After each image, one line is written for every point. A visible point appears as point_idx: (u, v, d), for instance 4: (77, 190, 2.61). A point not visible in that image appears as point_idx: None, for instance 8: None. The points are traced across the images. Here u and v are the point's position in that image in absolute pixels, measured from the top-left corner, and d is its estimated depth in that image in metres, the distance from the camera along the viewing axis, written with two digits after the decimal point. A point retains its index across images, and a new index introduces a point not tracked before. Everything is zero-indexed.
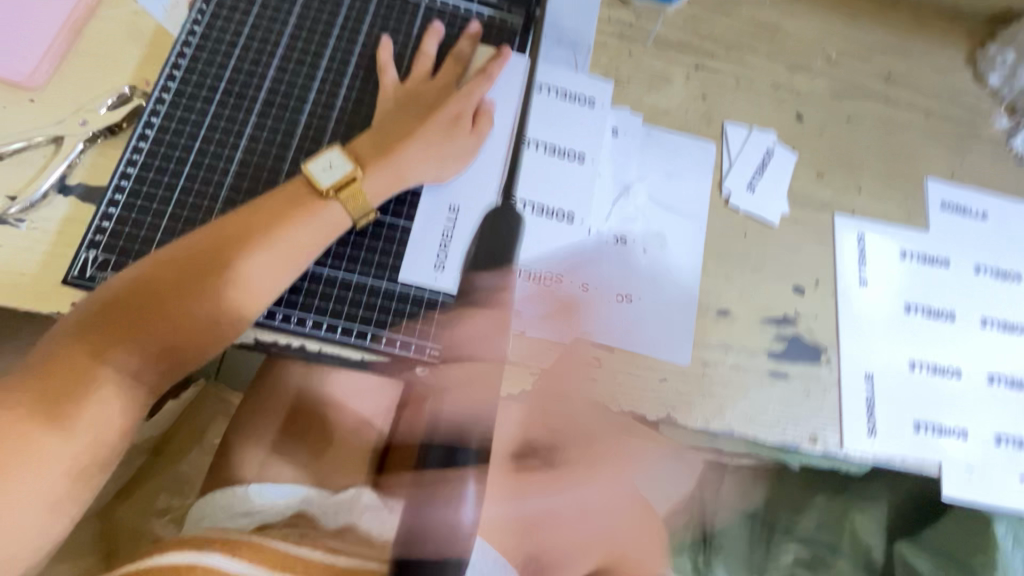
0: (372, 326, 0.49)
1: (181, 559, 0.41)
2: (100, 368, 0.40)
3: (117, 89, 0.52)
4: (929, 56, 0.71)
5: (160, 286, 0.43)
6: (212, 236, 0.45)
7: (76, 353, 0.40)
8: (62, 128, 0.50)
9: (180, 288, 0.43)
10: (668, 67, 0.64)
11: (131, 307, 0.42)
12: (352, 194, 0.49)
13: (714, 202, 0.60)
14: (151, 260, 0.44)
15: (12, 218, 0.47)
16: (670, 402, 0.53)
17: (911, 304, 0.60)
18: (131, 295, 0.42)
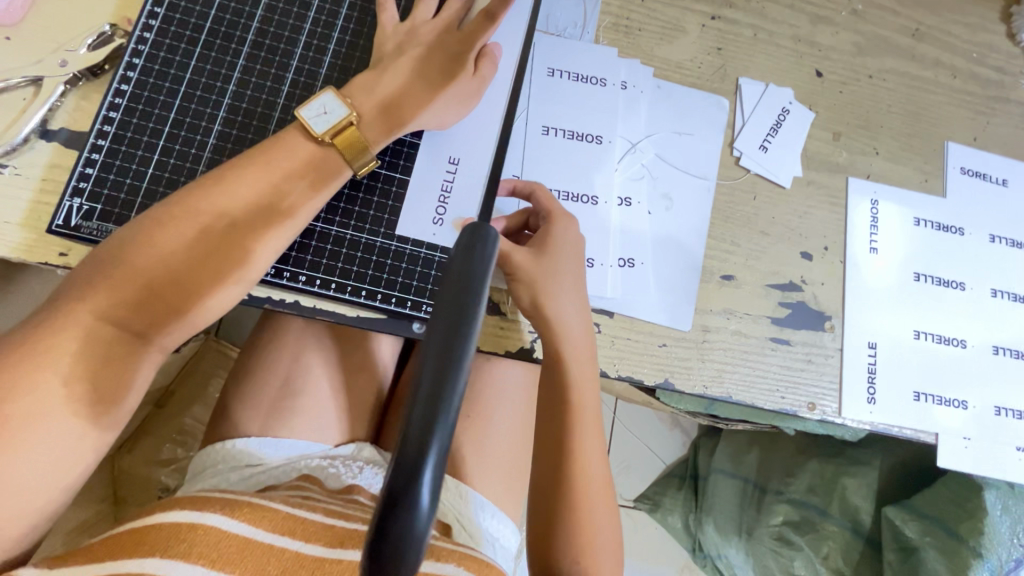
0: (367, 283, 0.48)
1: (183, 518, 0.42)
2: (99, 328, 0.39)
3: (98, 28, 0.49)
4: (961, 10, 0.67)
5: (157, 243, 0.41)
6: (209, 191, 0.43)
7: (72, 311, 0.38)
8: (40, 69, 0.47)
9: (180, 245, 0.41)
10: (683, 17, 0.60)
11: (127, 264, 0.40)
12: (348, 139, 0.46)
13: (723, 162, 0.57)
14: (147, 216, 0.42)
15: None
16: (669, 366, 0.52)
17: (921, 273, 0.59)
18: (126, 252, 0.40)
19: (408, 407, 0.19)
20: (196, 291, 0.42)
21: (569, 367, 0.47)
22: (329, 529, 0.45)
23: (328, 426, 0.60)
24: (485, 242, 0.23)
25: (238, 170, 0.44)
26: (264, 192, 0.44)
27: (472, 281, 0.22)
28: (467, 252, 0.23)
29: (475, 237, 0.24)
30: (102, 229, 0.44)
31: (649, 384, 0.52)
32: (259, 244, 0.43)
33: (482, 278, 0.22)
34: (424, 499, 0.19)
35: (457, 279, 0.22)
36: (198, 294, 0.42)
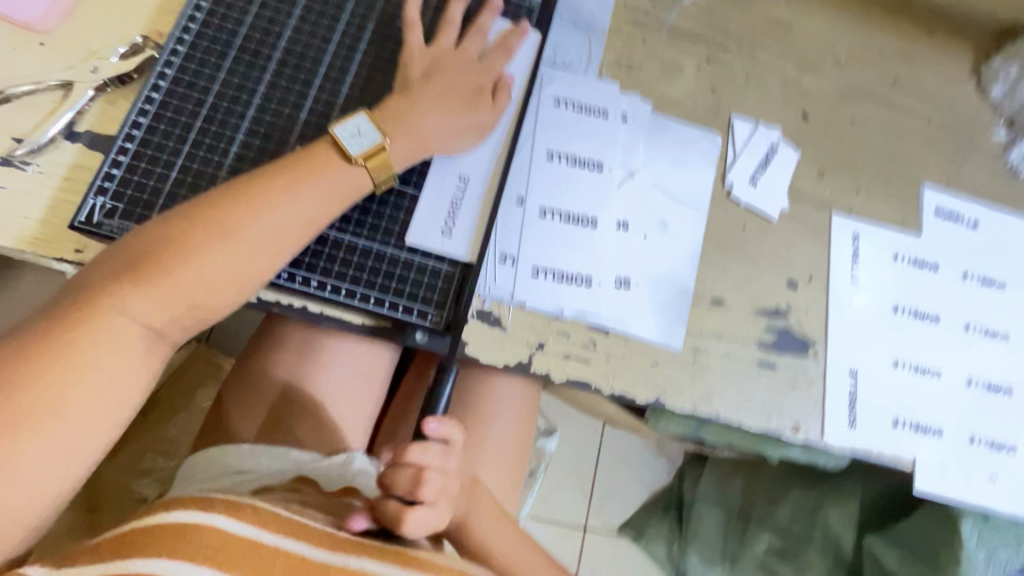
0: (375, 291, 0.49)
1: (188, 518, 0.42)
2: (119, 323, 0.40)
3: (130, 39, 0.51)
4: (935, 64, 0.72)
5: (181, 242, 0.43)
6: (237, 196, 0.45)
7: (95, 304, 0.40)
8: (71, 74, 0.49)
9: (203, 246, 0.43)
10: (680, 57, 0.64)
11: (151, 261, 0.42)
12: (380, 164, 0.49)
13: (716, 192, 0.61)
14: (175, 215, 0.44)
15: (18, 161, 0.47)
16: (661, 385, 0.54)
17: (900, 305, 0.62)
18: (152, 247, 0.42)
19: None
20: (210, 290, 0.43)
21: None
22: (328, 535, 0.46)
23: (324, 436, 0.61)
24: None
25: (266, 180, 0.46)
26: (288, 200, 0.45)
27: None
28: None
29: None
30: (123, 227, 0.45)
31: (641, 402, 0.54)
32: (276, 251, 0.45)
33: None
34: None
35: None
36: (213, 291, 0.44)
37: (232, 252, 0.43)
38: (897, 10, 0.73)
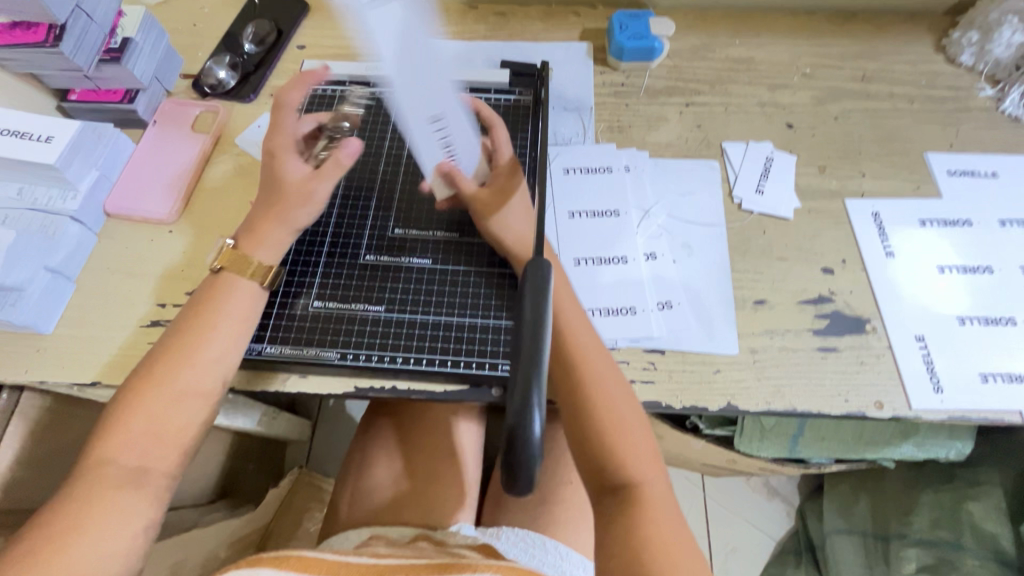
0: (451, 358, 0.54)
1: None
2: (171, 414, 0.49)
3: (232, 215, 0.67)
4: (898, 51, 0.79)
5: (173, 355, 0.50)
6: (188, 319, 0.52)
7: (167, 398, 0.49)
8: (196, 250, 0.65)
9: (168, 362, 0.50)
10: (662, 109, 0.74)
11: (181, 369, 0.50)
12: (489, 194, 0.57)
13: (728, 208, 0.67)
14: (178, 339, 0.51)
15: (164, 321, 0.61)
16: (730, 390, 0.57)
17: (946, 266, 0.63)
18: (188, 356, 0.50)
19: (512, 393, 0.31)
20: (196, 389, 0.50)
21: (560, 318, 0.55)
22: (375, 566, 0.51)
23: (438, 499, 0.69)
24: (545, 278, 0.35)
25: (198, 311, 0.52)
26: (168, 336, 0.52)
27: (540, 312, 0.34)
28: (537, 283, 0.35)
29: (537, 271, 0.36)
30: (246, 348, 0.54)
31: (714, 410, 0.56)
32: (205, 376, 0.51)
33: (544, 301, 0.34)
34: (534, 423, 0.31)
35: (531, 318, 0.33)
36: (196, 390, 0.50)
37: (189, 367, 0.50)
38: (845, 19, 0.82)
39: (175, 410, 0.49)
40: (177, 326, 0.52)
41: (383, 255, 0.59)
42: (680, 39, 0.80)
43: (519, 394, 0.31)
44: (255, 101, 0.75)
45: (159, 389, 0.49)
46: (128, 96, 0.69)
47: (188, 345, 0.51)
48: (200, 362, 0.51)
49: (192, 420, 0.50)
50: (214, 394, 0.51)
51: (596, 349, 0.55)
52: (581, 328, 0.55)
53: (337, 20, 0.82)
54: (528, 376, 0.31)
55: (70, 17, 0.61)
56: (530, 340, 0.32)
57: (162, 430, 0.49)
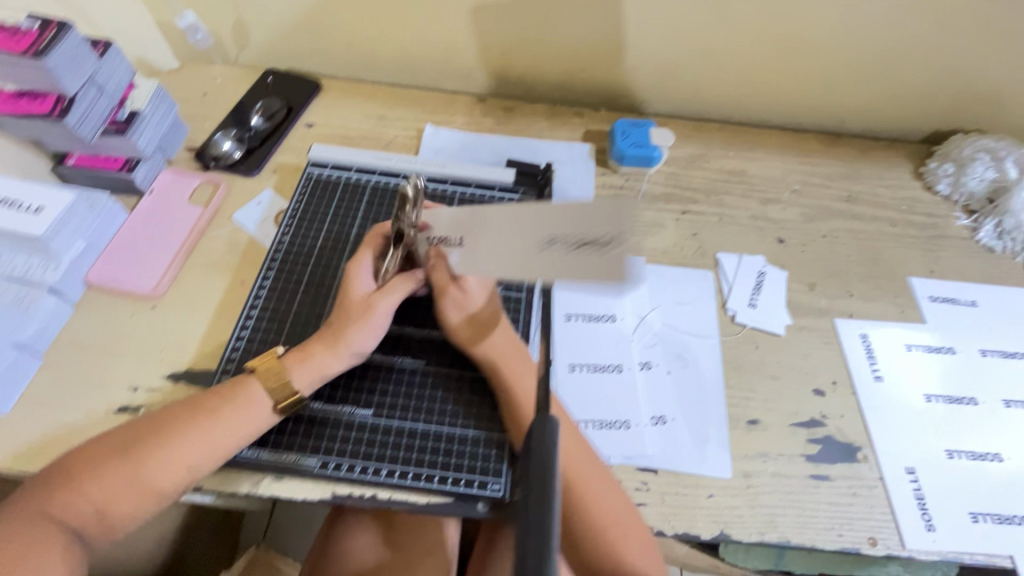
0: (438, 471, 0.53)
1: None
2: (127, 490, 0.46)
3: (220, 294, 0.65)
4: (880, 175, 0.83)
5: (164, 430, 0.48)
6: (203, 400, 0.51)
7: (131, 471, 0.46)
8: (178, 328, 0.63)
9: (158, 436, 0.48)
10: (659, 216, 0.76)
11: (161, 448, 0.47)
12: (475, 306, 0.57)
13: (722, 320, 0.68)
14: (180, 415, 0.49)
15: (134, 406, 0.57)
16: (723, 517, 0.55)
17: (933, 394, 0.64)
18: (175, 437, 0.48)
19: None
20: (166, 476, 0.47)
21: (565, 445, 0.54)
22: None
23: None
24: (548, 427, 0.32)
25: (214, 399, 0.51)
26: (176, 408, 0.50)
27: (547, 485, 0.29)
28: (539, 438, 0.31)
29: (543, 424, 0.32)
30: None
31: (706, 539, 0.54)
32: (182, 465, 0.47)
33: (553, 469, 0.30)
34: None
35: (536, 499, 0.28)
36: (166, 475, 0.47)
37: (172, 451, 0.47)
38: (831, 140, 0.87)
39: (133, 495, 0.46)
40: (185, 407, 0.50)
41: (375, 353, 0.58)
42: (678, 148, 0.83)
43: None
44: (258, 176, 0.75)
45: (130, 467, 0.46)
46: (128, 164, 0.69)
47: (185, 438, 0.48)
48: (185, 459, 0.48)
49: (141, 508, 0.47)
50: (179, 489, 0.48)
51: (603, 481, 0.53)
52: (596, 483, 0.52)
53: (348, 102, 0.84)
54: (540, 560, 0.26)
55: (81, 88, 0.61)
56: (535, 533, 0.27)
57: (114, 501, 0.46)
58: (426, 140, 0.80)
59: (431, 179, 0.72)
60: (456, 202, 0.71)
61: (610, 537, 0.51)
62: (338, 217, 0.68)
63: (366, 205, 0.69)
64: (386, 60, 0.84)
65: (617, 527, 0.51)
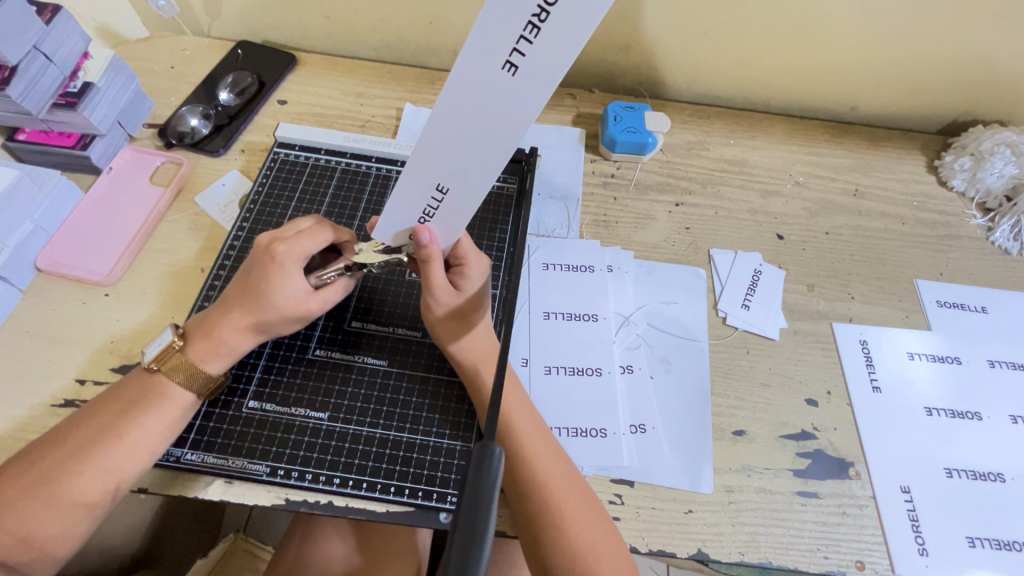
0: (395, 479, 0.49)
1: None
2: (47, 512, 0.42)
3: (170, 290, 0.61)
4: (892, 168, 0.78)
5: (73, 443, 0.44)
6: (109, 403, 0.47)
7: (46, 490, 0.42)
8: (124, 326, 0.58)
9: (68, 449, 0.44)
10: (651, 207, 0.71)
11: (74, 461, 0.43)
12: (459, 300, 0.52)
13: (712, 321, 0.63)
14: (86, 424, 0.45)
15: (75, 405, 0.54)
16: (700, 535, 0.52)
17: (934, 407, 0.60)
18: (87, 447, 0.44)
19: None
20: (87, 488, 0.43)
21: (534, 459, 0.50)
22: None
23: None
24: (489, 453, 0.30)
25: (121, 398, 0.47)
26: (82, 417, 0.46)
27: (480, 504, 0.28)
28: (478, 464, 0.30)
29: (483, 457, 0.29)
30: (164, 453, 0.49)
31: (683, 557, 0.51)
32: (102, 474, 0.44)
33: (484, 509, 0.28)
34: None
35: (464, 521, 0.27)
36: (88, 487, 0.43)
37: (86, 460, 0.44)
38: (841, 130, 0.81)
39: (53, 514, 0.42)
40: (81, 414, 0.46)
41: (334, 351, 0.55)
42: (675, 134, 0.78)
43: None
44: (225, 156, 0.71)
45: (39, 487, 0.42)
46: (82, 142, 0.65)
47: (87, 439, 0.44)
48: (93, 462, 0.44)
49: (71, 528, 0.43)
50: (106, 497, 0.44)
51: (576, 500, 0.49)
52: (574, 504, 0.48)
53: (324, 78, 0.79)
54: None
55: (24, 58, 0.56)
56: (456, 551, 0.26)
57: (33, 527, 0.42)
58: (405, 120, 0.76)
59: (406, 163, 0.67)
60: None
61: (587, 559, 0.46)
62: (303, 204, 0.64)
63: (334, 192, 0.65)
64: (366, 34, 0.79)
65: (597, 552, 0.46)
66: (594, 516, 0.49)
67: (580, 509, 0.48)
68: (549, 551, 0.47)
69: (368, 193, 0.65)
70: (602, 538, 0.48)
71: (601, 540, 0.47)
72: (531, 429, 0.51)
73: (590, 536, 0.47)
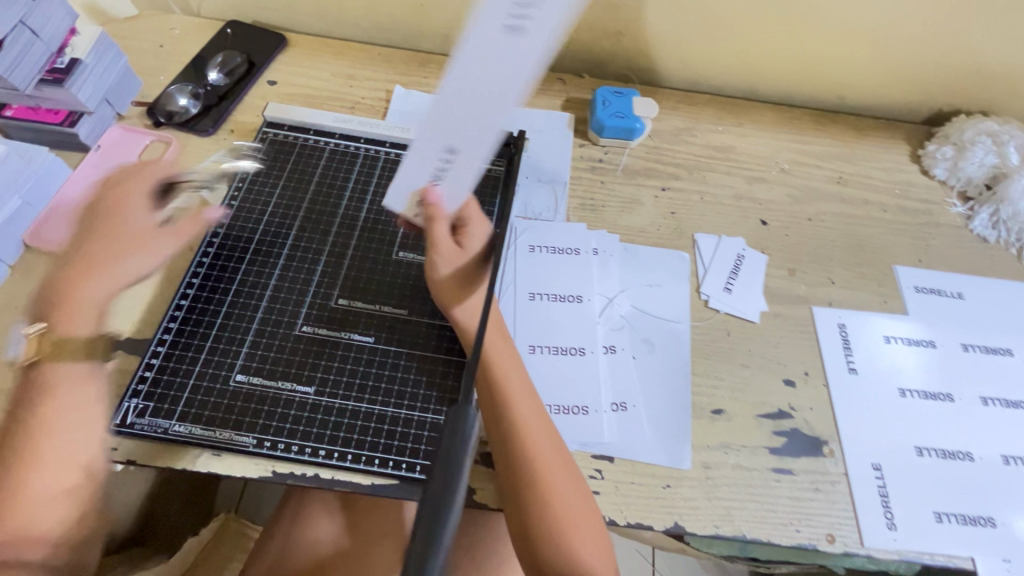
0: (380, 453, 0.50)
1: None
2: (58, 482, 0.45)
3: None
4: (876, 157, 0.79)
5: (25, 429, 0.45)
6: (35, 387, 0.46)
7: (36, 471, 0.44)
8: None
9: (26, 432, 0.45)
10: (637, 191, 0.72)
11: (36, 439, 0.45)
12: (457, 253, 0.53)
13: (694, 304, 0.65)
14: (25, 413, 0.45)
15: None
16: (677, 509, 0.53)
17: (907, 388, 0.61)
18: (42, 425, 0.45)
19: (409, 551, 0.30)
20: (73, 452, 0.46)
21: (523, 430, 0.50)
22: None
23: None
24: (466, 424, 0.35)
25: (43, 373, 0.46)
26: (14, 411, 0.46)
27: (454, 459, 0.33)
28: (454, 428, 0.35)
29: (458, 423, 0.35)
30: (152, 425, 0.50)
31: (660, 530, 0.53)
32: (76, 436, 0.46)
33: (459, 465, 0.33)
34: None
35: (439, 481, 0.32)
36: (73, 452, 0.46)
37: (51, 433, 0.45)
38: (827, 118, 0.82)
39: (59, 479, 0.45)
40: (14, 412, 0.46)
41: (321, 328, 0.55)
42: (663, 120, 0.79)
43: (413, 560, 0.30)
44: (213, 135, 0.71)
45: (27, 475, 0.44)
46: (71, 118, 0.65)
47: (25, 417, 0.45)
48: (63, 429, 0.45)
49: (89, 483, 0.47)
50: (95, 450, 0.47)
51: (560, 473, 0.50)
52: (558, 477, 0.50)
53: (314, 59, 0.79)
54: (426, 546, 0.30)
55: (12, 31, 0.57)
56: (429, 505, 0.31)
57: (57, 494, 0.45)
58: (395, 102, 0.76)
59: (395, 143, 0.68)
60: None
61: (565, 529, 0.48)
62: (291, 182, 0.64)
63: (322, 171, 0.66)
64: (356, 15, 0.79)
65: (575, 522, 0.48)
66: (575, 488, 0.50)
67: (564, 481, 0.50)
68: (529, 518, 0.49)
69: (356, 173, 0.66)
70: (583, 509, 0.49)
71: (582, 512, 0.49)
72: (522, 395, 0.52)
73: (571, 509, 0.49)
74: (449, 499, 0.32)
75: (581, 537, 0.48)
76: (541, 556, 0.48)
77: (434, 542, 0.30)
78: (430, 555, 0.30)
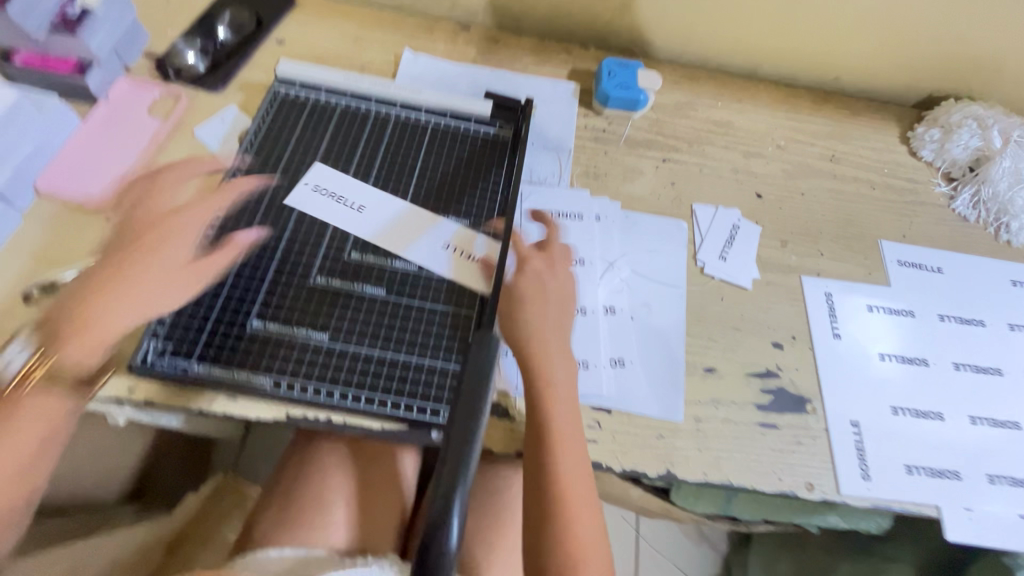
0: (392, 396, 0.53)
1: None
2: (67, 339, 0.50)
3: None
4: (867, 137, 0.82)
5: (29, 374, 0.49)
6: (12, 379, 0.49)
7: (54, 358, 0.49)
8: None
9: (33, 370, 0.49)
10: (639, 161, 0.75)
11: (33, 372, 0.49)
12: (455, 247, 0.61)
13: (690, 270, 0.67)
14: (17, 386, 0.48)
15: None
16: (669, 457, 0.57)
17: (886, 353, 0.65)
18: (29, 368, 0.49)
19: (439, 475, 0.39)
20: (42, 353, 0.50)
21: (539, 345, 0.56)
22: None
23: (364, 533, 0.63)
24: (487, 363, 0.44)
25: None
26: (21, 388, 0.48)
27: (477, 406, 0.42)
28: (478, 361, 0.44)
29: (480, 367, 0.44)
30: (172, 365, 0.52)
31: (652, 476, 0.56)
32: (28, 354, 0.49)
33: (482, 399, 0.42)
34: (453, 519, 0.39)
35: (465, 414, 0.41)
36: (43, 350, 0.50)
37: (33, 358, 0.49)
38: (822, 98, 0.85)
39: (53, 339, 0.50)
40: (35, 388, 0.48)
41: (334, 279, 0.57)
42: (665, 93, 0.81)
43: (442, 494, 0.39)
44: (222, 92, 0.71)
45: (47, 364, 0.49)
46: (80, 68, 0.65)
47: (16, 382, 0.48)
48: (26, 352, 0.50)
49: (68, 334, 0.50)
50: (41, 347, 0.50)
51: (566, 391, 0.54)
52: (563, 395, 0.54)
53: (322, 19, 0.79)
54: (456, 474, 0.39)
55: None
56: (456, 445, 0.40)
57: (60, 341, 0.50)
58: (403, 66, 0.77)
59: (405, 105, 0.69)
60: (429, 133, 0.68)
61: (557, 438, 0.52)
62: (303, 139, 0.66)
63: (334, 129, 0.67)
64: None
65: (568, 434, 0.53)
66: (575, 404, 0.54)
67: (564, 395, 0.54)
68: (536, 440, 0.52)
69: (367, 134, 0.67)
70: (576, 426, 0.54)
71: (575, 426, 0.53)
72: (545, 317, 0.57)
73: (569, 421, 0.53)
74: (471, 442, 0.40)
75: (570, 450, 0.52)
76: (532, 458, 0.52)
77: (463, 471, 0.39)
78: (461, 473, 0.39)
